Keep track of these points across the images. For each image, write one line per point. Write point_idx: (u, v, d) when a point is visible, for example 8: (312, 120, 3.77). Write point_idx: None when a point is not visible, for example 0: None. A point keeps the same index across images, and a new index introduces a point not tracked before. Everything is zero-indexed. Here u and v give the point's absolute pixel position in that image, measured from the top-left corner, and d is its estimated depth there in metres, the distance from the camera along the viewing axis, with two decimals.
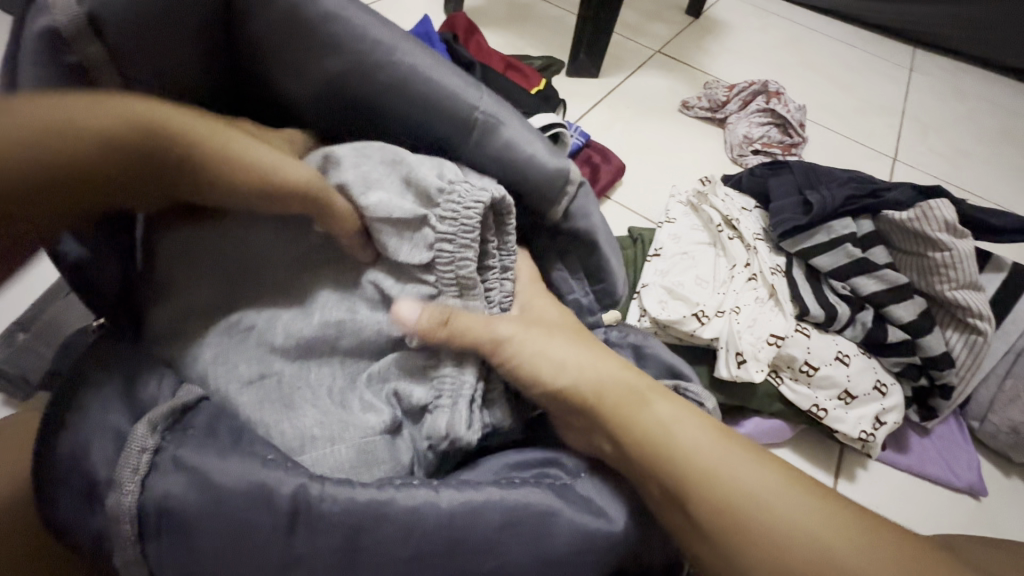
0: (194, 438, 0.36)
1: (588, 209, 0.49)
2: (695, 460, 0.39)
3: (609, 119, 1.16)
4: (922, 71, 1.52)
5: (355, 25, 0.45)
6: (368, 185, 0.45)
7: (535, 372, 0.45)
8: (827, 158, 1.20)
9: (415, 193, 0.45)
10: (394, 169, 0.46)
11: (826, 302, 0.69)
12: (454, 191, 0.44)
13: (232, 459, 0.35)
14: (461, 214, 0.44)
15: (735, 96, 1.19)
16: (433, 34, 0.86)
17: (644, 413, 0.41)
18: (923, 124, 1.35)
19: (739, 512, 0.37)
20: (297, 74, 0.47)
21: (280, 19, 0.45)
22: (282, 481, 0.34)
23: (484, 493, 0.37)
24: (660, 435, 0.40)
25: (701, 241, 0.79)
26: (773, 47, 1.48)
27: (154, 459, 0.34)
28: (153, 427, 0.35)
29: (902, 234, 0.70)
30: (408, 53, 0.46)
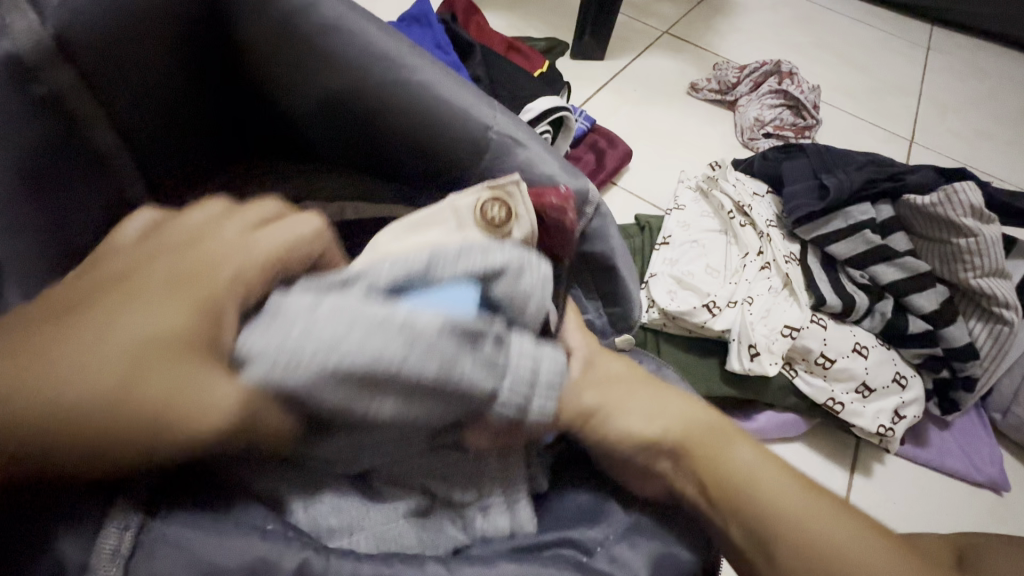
0: (186, 506, 0.28)
1: (605, 231, 0.46)
2: (770, 494, 0.35)
3: (614, 102, 1.12)
4: (940, 49, 1.46)
5: (359, 37, 0.41)
6: (358, 401, 0.28)
7: (610, 431, 0.36)
8: (841, 140, 1.16)
9: (439, 398, 0.30)
10: (434, 335, 0.29)
11: (842, 291, 0.66)
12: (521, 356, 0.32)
13: (227, 532, 0.28)
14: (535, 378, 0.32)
15: (746, 77, 1.15)
16: (431, 14, 0.82)
17: (733, 458, 0.36)
18: (941, 105, 1.30)
19: (819, 550, 0.33)
20: (295, 85, 0.44)
21: (275, 27, 0.41)
22: (283, 553, 0.28)
23: (497, 570, 0.30)
24: (741, 477, 0.35)
25: (712, 229, 0.76)
26: (784, 26, 1.43)
27: (138, 540, 0.27)
28: (136, 498, 0.27)
29: (925, 220, 0.67)
30: (418, 69, 0.42)
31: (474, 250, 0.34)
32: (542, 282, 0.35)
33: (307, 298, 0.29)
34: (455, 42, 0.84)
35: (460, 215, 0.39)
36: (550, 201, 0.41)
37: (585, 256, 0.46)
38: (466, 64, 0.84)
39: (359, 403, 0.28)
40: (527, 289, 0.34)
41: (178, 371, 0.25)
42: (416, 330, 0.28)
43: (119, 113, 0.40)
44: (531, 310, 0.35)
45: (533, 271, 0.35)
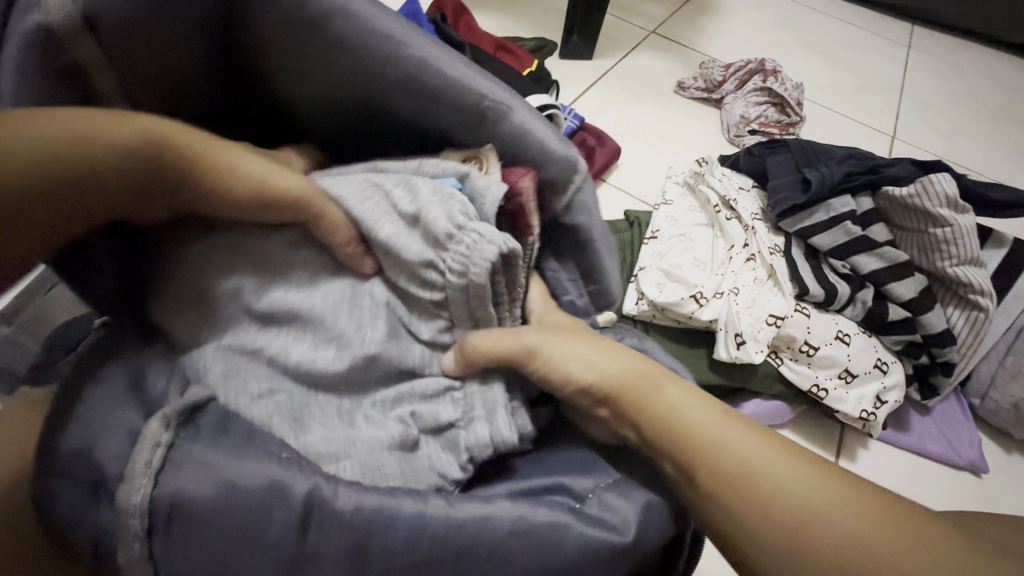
0: (208, 437, 0.35)
1: (589, 206, 0.47)
2: (707, 440, 0.38)
3: (603, 101, 1.14)
4: (921, 48, 1.49)
5: (362, 19, 0.43)
6: (370, 217, 0.44)
7: (563, 376, 0.42)
8: (825, 137, 1.19)
9: (419, 234, 0.43)
10: (420, 192, 0.43)
11: (825, 282, 0.68)
12: (463, 239, 0.41)
13: (245, 457, 0.34)
14: (471, 265, 0.41)
15: (731, 75, 1.17)
16: (421, 14, 0.83)
17: (657, 399, 0.40)
18: (921, 102, 1.33)
19: (754, 491, 0.36)
20: (302, 69, 0.45)
21: (286, 12, 0.42)
22: (297, 480, 0.33)
23: (492, 506, 0.35)
24: (672, 419, 0.40)
25: (698, 222, 0.78)
26: (768, 26, 1.46)
27: (168, 454, 0.33)
28: (165, 422, 0.34)
29: (903, 211, 0.69)
30: (416, 45, 0.43)
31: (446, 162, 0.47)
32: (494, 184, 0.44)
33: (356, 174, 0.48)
34: (445, 42, 0.86)
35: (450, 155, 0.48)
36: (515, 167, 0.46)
37: (568, 227, 0.47)
38: None
39: (370, 220, 0.44)
40: (485, 185, 0.44)
41: (259, 166, 0.43)
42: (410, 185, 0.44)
43: (132, 88, 0.41)
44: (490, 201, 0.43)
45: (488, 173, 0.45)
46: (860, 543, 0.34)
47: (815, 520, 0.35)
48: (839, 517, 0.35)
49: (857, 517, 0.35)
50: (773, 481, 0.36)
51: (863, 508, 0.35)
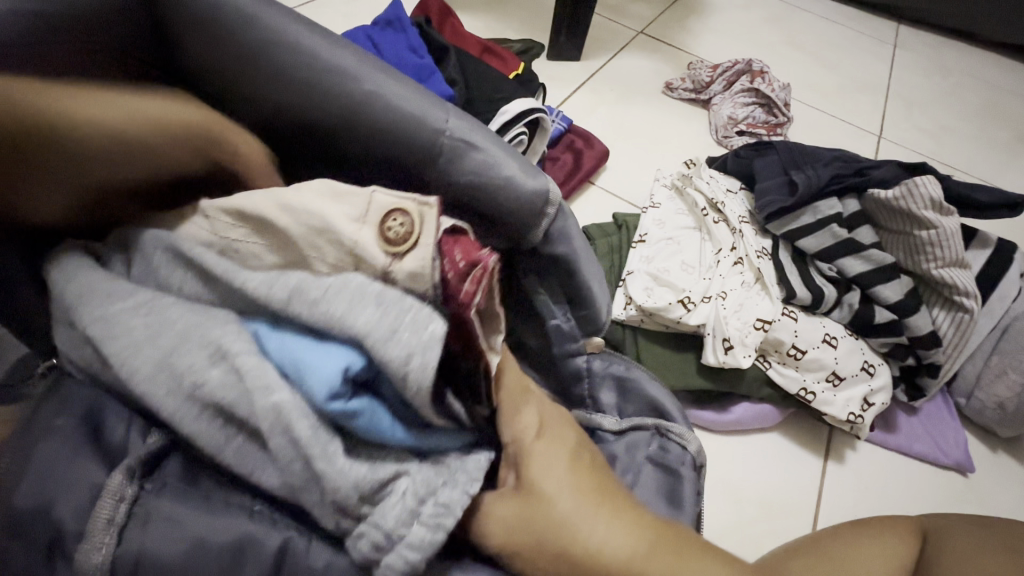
0: (177, 487, 0.32)
1: (569, 230, 0.41)
2: None
3: (591, 102, 1.13)
4: (906, 47, 1.50)
5: (291, 41, 0.37)
6: (208, 440, 0.32)
7: None
8: (813, 137, 1.19)
9: (276, 468, 0.32)
10: (266, 414, 0.31)
11: (812, 284, 0.68)
12: (343, 492, 0.31)
13: (213, 512, 0.32)
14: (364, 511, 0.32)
15: (719, 76, 1.17)
16: (404, 17, 0.83)
17: None
18: (907, 101, 1.34)
19: None
20: (221, 88, 0.38)
21: (191, 18, 0.37)
22: (268, 534, 0.32)
23: None
24: None
25: (686, 226, 0.77)
26: (756, 26, 1.46)
27: (132, 510, 0.31)
28: (129, 474, 0.32)
29: (889, 213, 0.69)
30: (351, 67, 0.37)
31: (353, 293, 0.33)
32: (425, 342, 0.32)
33: (199, 317, 0.33)
34: (429, 44, 0.85)
35: (370, 211, 0.35)
36: (458, 261, 0.35)
37: (548, 258, 0.42)
38: (440, 66, 0.84)
39: (211, 444, 0.32)
40: (400, 354, 0.31)
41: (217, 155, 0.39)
42: (289, 420, 0.31)
43: None
44: (404, 377, 0.32)
45: (409, 332, 0.32)
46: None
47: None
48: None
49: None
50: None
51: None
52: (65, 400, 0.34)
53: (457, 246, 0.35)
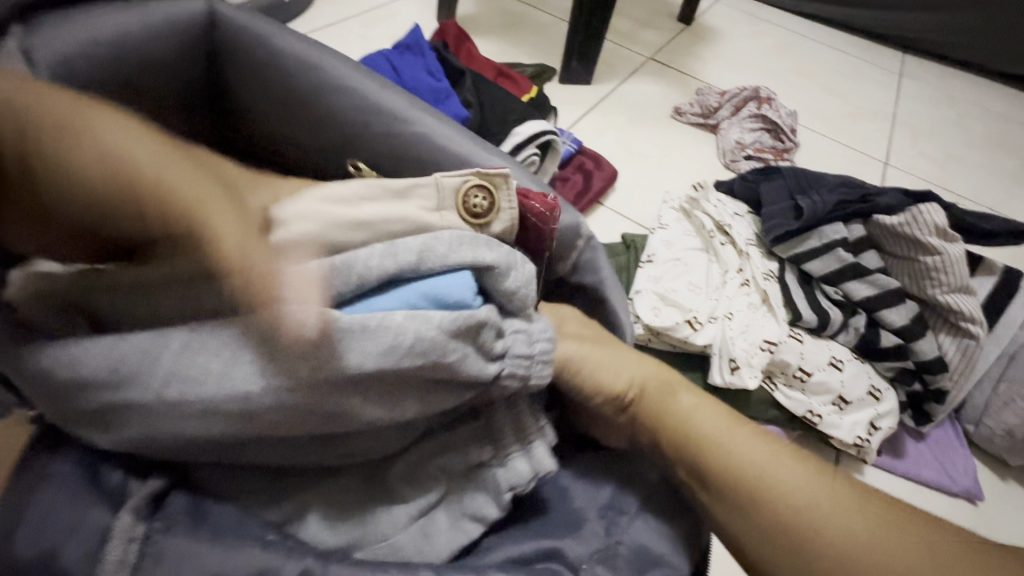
0: (184, 524, 0.31)
1: (597, 264, 0.47)
2: (729, 451, 0.38)
3: (602, 125, 1.16)
4: (911, 76, 1.53)
5: (354, 91, 0.47)
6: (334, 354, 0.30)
7: (592, 381, 0.44)
8: (820, 162, 1.21)
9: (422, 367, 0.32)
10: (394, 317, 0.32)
11: (818, 307, 0.69)
12: (517, 333, 0.37)
13: (221, 547, 0.30)
14: (534, 354, 0.38)
15: (727, 101, 1.20)
16: (424, 42, 0.87)
17: (671, 405, 0.42)
18: (914, 129, 1.36)
19: (796, 522, 0.35)
20: (299, 138, 0.50)
21: (280, 91, 0.49)
22: (287, 562, 0.30)
23: None
24: (685, 425, 0.41)
25: (693, 247, 0.79)
26: (764, 54, 1.49)
27: (143, 549, 0.30)
28: (137, 515, 0.30)
29: (894, 239, 0.70)
30: (414, 119, 0.46)
31: (452, 239, 0.37)
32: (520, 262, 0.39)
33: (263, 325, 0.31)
34: (446, 68, 0.88)
35: (445, 196, 0.40)
36: (537, 206, 0.43)
37: (576, 285, 0.48)
38: (456, 88, 0.87)
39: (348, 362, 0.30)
40: (517, 283, 0.38)
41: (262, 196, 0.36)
42: (414, 346, 0.32)
43: None
44: (523, 302, 0.38)
45: (517, 272, 0.38)
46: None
47: (843, 533, 0.34)
48: (879, 541, 0.34)
49: (906, 559, 0.33)
50: (792, 504, 0.35)
51: (911, 532, 0.34)
52: (58, 448, 0.33)
53: (532, 197, 0.43)
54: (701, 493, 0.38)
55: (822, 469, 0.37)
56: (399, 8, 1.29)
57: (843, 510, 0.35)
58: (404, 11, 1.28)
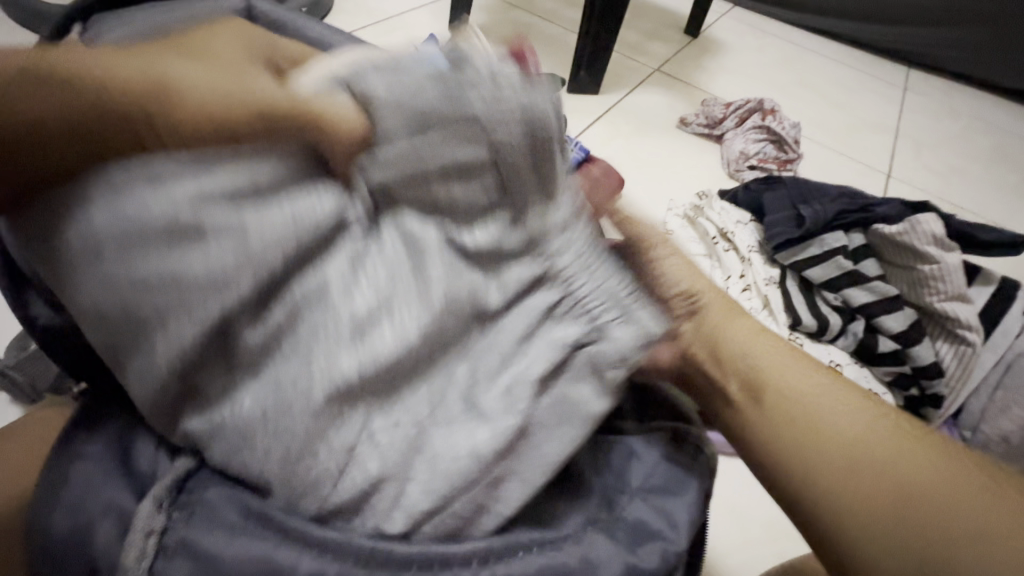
0: (202, 515, 0.30)
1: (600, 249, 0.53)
2: (764, 362, 0.43)
3: (609, 134, 1.19)
4: (915, 90, 1.56)
5: None
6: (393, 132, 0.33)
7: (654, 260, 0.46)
8: (823, 173, 1.23)
9: (462, 156, 0.34)
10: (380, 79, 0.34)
11: (818, 313, 0.71)
12: (501, 125, 0.33)
13: (239, 537, 0.29)
14: (531, 119, 0.33)
15: (732, 112, 1.22)
16: None
17: (731, 322, 0.47)
18: (916, 142, 1.38)
19: (804, 417, 0.39)
20: None
21: None
22: (299, 562, 0.28)
23: None
24: (735, 341, 0.45)
25: (697, 253, 0.81)
26: (769, 66, 1.52)
27: (161, 541, 0.29)
28: (158, 503, 0.30)
29: (893, 248, 0.73)
30: None
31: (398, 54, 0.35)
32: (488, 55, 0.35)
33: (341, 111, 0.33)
34: None
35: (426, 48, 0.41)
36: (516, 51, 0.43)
37: None
38: None
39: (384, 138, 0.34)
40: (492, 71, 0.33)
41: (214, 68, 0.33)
42: (435, 113, 0.33)
43: None
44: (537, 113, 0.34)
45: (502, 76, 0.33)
46: (930, 511, 0.33)
47: (868, 446, 0.37)
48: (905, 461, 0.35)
49: (904, 461, 0.35)
50: (809, 405, 0.40)
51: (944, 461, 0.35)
52: (95, 432, 0.34)
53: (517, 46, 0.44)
54: (733, 403, 0.42)
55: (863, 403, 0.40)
56: (413, 19, 1.33)
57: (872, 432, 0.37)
58: (418, 22, 1.32)
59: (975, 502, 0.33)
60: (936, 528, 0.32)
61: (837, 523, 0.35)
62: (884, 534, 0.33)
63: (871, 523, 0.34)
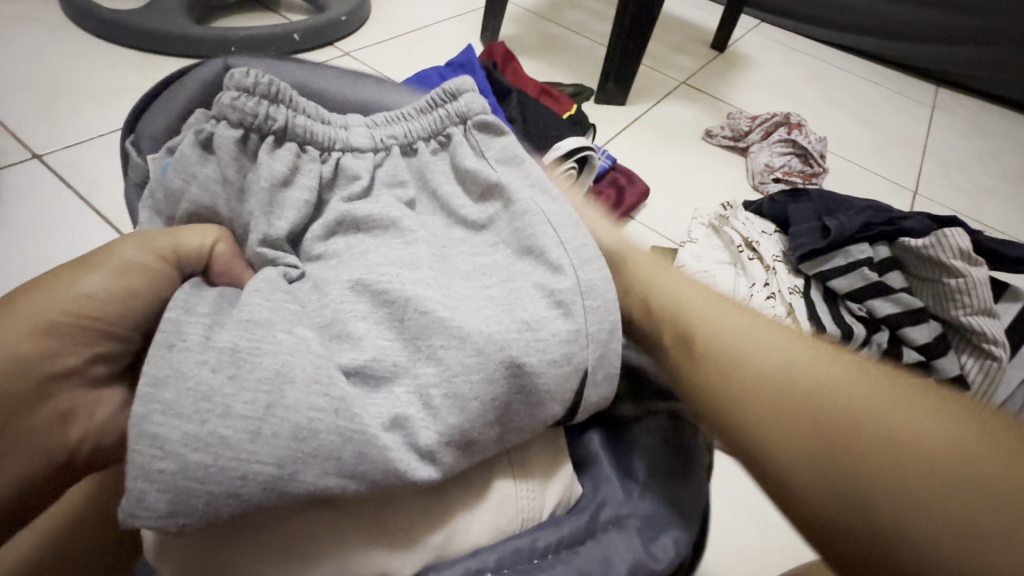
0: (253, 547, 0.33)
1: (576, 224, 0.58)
2: (702, 318, 0.44)
3: (635, 143, 1.21)
4: (943, 109, 1.55)
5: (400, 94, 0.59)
6: (240, 172, 0.46)
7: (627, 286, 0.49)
8: (848, 188, 1.23)
9: (347, 176, 0.47)
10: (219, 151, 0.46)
11: (842, 322, 0.72)
12: (297, 108, 0.47)
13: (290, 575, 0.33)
14: (248, 89, 0.46)
15: (757, 126, 1.24)
16: (475, 62, 0.94)
17: (660, 278, 0.48)
18: (944, 160, 1.38)
19: (746, 374, 0.38)
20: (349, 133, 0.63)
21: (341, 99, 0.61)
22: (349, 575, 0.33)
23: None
24: (669, 297, 0.46)
25: (722, 261, 0.83)
26: (795, 82, 1.53)
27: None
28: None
29: (918, 261, 0.74)
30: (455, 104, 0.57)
31: (185, 159, 0.46)
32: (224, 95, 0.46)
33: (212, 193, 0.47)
34: (493, 86, 0.94)
35: None
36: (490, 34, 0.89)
37: None
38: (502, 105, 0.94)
39: (240, 172, 0.46)
40: (227, 103, 0.46)
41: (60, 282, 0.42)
42: (265, 162, 0.45)
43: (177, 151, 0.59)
44: (249, 104, 0.45)
45: (223, 97, 0.46)
46: (876, 463, 0.31)
47: (820, 393, 0.35)
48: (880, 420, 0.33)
49: (870, 403, 0.34)
50: (755, 364, 0.39)
51: (919, 422, 0.32)
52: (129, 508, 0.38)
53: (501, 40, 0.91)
54: (671, 355, 0.43)
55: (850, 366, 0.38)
56: (447, 28, 1.38)
57: (842, 386, 0.36)
58: (453, 32, 1.37)
59: (946, 468, 0.30)
60: (885, 481, 0.30)
61: (780, 461, 0.34)
62: (822, 483, 0.32)
63: (808, 463, 0.33)
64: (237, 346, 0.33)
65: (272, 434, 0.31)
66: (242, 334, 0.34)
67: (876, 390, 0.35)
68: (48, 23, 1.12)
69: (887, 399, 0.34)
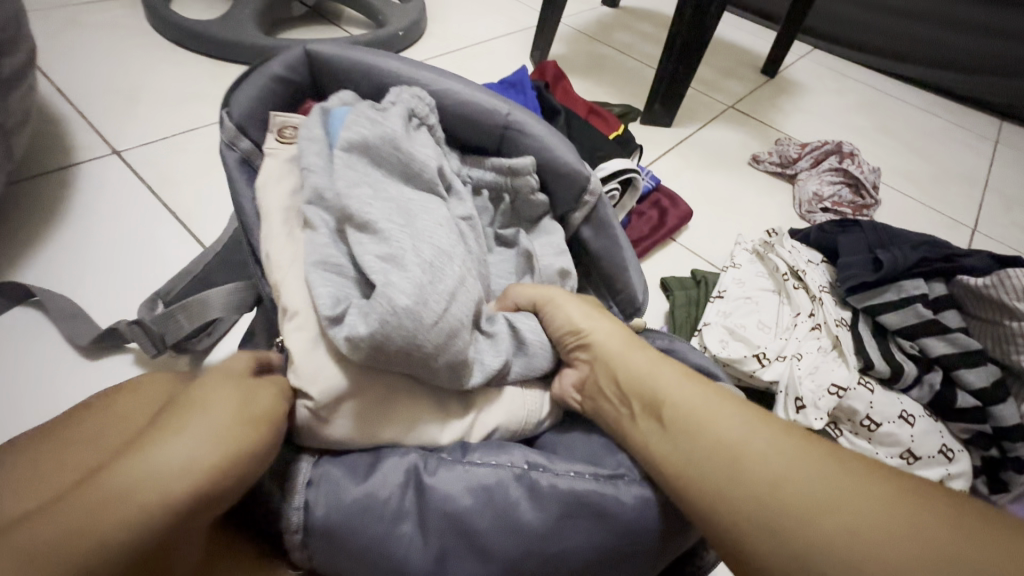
0: (343, 462, 0.41)
1: (608, 223, 0.60)
2: (662, 389, 0.43)
3: (678, 166, 1.20)
4: (1008, 144, 1.49)
5: (476, 104, 0.58)
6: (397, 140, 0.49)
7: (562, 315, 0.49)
8: (901, 221, 1.19)
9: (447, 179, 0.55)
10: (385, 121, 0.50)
11: (891, 359, 0.70)
12: (420, 112, 0.55)
13: (371, 478, 0.39)
14: (416, 99, 0.55)
15: (807, 153, 1.22)
16: (527, 82, 0.96)
17: (631, 352, 0.47)
18: (1007, 197, 1.32)
19: (713, 449, 0.38)
20: None
21: None
22: (399, 503, 0.39)
23: (569, 483, 0.40)
24: (639, 369, 0.45)
25: (766, 288, 0.81)
26: (848, 110, 1.50)
27: (308, 476, 0.39)
28: (302, 486, 0.39)
29: (977, 301, 0.71)
30: (512, 113, 0.58)
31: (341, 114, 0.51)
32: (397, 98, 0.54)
33: (353, 135, 0.47)
34: (543, 105, 0.96)
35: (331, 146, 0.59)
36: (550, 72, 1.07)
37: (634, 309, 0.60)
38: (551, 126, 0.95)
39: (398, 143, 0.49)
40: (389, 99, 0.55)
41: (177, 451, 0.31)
42: (407, 155, 0.49)
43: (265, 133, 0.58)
44: (406, 96, 0.54)
45: (400, 92, 0.55)
46: (835, 549, 0.32)
47: (791, 486, 0.35)
48: (826, 498, 0.34)
49: (855, 510, 0.33)
50: (717, 435, 0.38)
51: (884, 499, 0.34)
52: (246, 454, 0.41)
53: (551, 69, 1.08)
54: (642, 423, 0.42)
55: (800, 434, 0.38)
56: (499, 46, 1.42)
57: (806, 472, 0.35)
58: (505, 51, 1.41)
59: (898, 528, 0.32)
60: (839, 554, 0.32)
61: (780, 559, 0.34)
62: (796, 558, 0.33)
63: (764, 529, 0.34)
64: (426, 261, 0.42)
65: (444, 324, 0.40)
66: (390, 265, 0.41)
67: (875, 497, 0.34)
68: (137, 30, 1.21)
69: (888, 508, 0.33)
